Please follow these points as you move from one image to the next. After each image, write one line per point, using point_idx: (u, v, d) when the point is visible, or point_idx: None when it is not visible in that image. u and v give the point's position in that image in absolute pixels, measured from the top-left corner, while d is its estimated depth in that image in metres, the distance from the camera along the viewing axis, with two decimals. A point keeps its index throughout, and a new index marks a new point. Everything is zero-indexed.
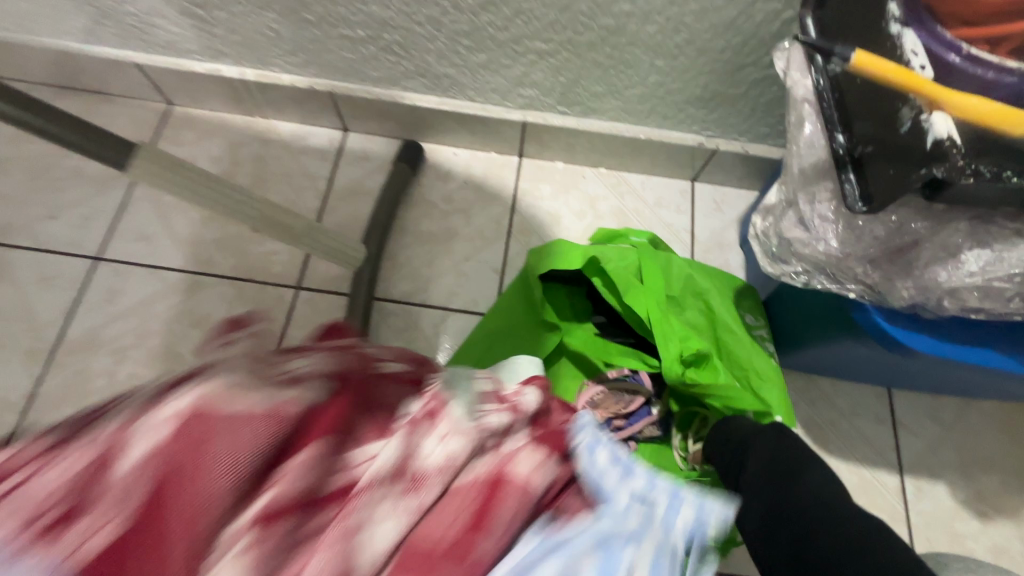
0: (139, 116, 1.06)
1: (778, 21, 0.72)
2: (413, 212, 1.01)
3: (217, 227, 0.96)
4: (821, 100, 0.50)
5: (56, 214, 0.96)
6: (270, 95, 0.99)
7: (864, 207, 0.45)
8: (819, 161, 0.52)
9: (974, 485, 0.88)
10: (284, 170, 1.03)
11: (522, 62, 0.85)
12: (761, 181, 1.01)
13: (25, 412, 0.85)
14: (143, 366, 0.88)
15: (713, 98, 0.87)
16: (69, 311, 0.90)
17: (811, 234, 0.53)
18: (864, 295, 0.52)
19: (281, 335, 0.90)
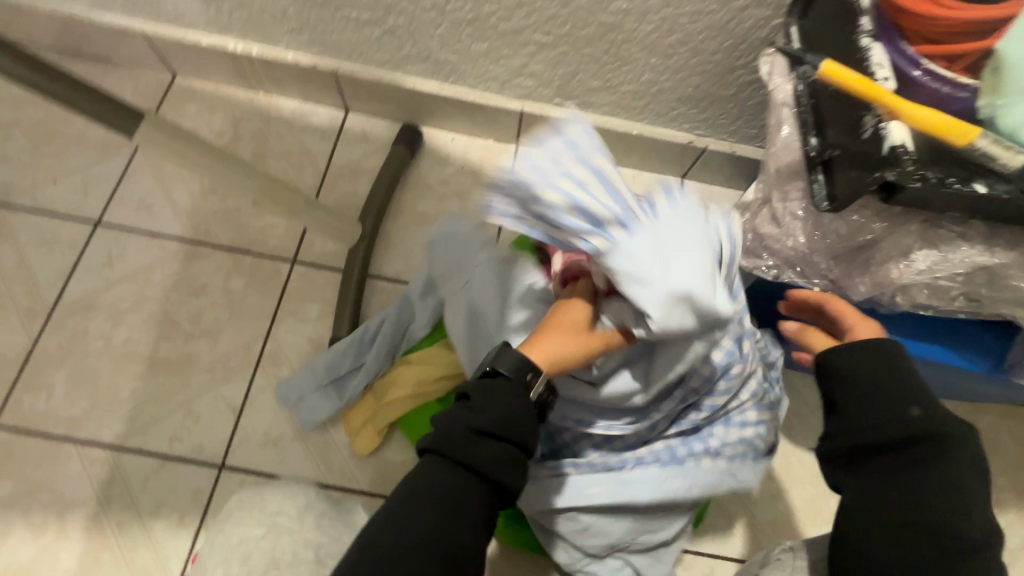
0: (143, 84, 1.07)
1: (768, 26, 0.75)
2: (410, 194, 1.04)
3: (217, 198, 0.98)
4: (798, 104, 0.54)
5: (58, 178, 0.98)
6: (274, 72, 1.01)
7: (828, 205, 0.49)
8: (793, 161, 0.57)
9: None
10: (285, 147, 1.05)
11: (522, 53, 0.88)
12: (747, 182, 1.05)
13: (24, 369, 0.87)
14: (140, 330, 0.90)
15: (704, 98, 0.90)
16: (69, 274, 0.92)
17: (782, 231, 0.58)
18: (826, 291, 0.57)
19: (276, 307, 0.92)
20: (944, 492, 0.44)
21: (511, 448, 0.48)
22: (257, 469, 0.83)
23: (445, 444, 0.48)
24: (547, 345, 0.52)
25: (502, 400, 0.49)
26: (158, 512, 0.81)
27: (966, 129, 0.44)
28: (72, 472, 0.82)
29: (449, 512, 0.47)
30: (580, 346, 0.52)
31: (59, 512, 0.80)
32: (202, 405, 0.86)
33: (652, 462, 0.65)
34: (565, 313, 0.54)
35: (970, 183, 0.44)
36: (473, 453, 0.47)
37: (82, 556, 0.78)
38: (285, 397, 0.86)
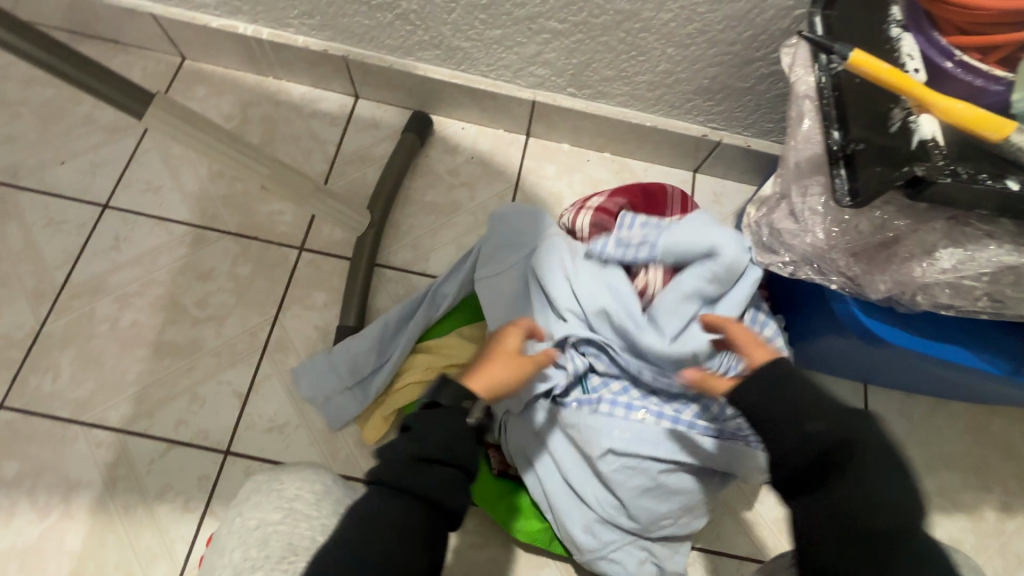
0: (151, 66, 1.06)
1: (789, 17, 0.74)
2: (419, 183, 1.03)
3: (225, 183, 0.97)
4: (822, 96, 0.53)
5: (65, 159, 0.97)
6: (284, 56, 1.00)
7: (850, 201, 0.48)
8: (813, 155, 0.56)
9: (936, 480, 0.92)
10: (294, 132, 1.04)
11: (536, 41, 0.86)
12: (761, 177, 1.03)
13: (30, 350, 0.87)
14: (146, 314, 0.90)
15: (721, 90, 0.88)
16: (76, 255, 0.92)
17: (800, 226, 0.57)
18: (844, 288, 0.55)
19: (282, 293, 0.92)
20: (864, 492, 0.45)
21: (450, 469, 0.54)
22: (261, 455, 0.83)
23: (385, 470, 0.52)
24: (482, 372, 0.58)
25: (440, 425, 0.57)
26: (162, 495, 0.81)
27: (1003, 124, 0.41)
28: (78, 454, 0.82)
29: (399, 538, 0.47)
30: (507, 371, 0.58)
31: (64, 493, 0.80)
32: (208, 391, 0.86)
33: (650, 412, 0.74)
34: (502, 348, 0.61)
35: (1002, 179, 0.43)
36: (415, 476, 0.51)
37: (87, 537, 0.79)
38: (310, 397, 0.84)
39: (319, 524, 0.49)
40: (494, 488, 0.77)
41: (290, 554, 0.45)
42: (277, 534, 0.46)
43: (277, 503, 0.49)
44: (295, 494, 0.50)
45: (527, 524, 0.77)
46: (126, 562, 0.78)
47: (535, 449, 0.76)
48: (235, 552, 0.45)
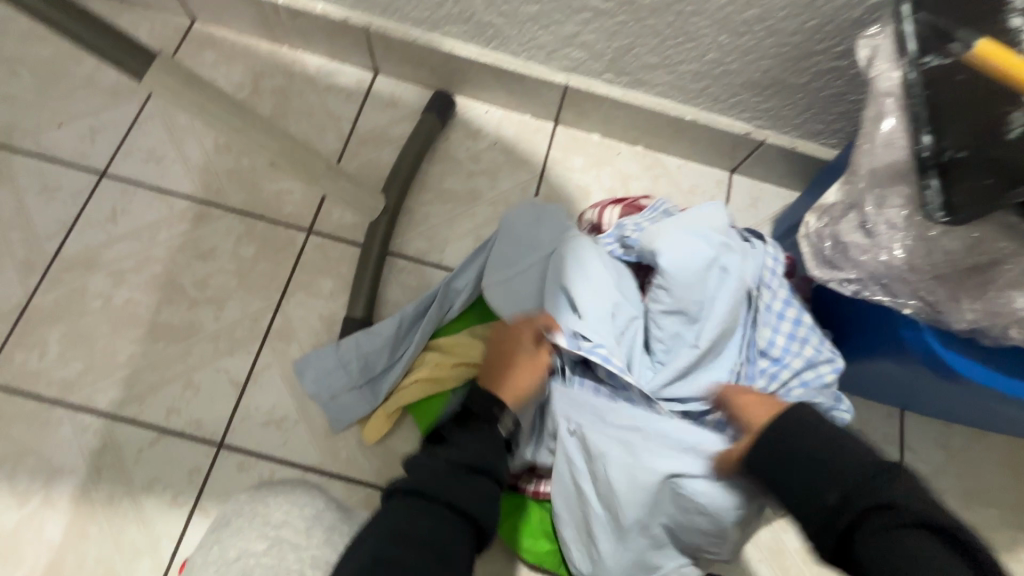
0: (159, 27, 0.99)
1: (862, 7, 0.66)
2: (437, 168, 0.96)
3: (231, 157, 0.91)
4: (907, 94, 0.46)
5: (63, 122, 0.91)
6: (301, 24, 0.93)
7: (945, 217, 0.43)
8: (896, 161, 0.49)
9: (971, 516, 0.87)
10: (308, 106, 0.97)
11: (576, 20, 0.79)
12: (803, 182, 0.96)
13: (17, 324, 0.82)
14: (141, 292, 0.84)
15: (772, 86, 0.81)
16: (70, 225, 0.86)
17: (872, 243, 0.50)
18: (920, 313, 0.50)
19: (287, 278, 0.86)
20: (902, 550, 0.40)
21: (488, 485, 0.49)
22: (256, 451, 0.78)
23: (428, 485, 0.46)
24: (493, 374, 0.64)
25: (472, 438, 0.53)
26: (150, 488, 0.76)
27: None
28: (62, 437, 0.77)
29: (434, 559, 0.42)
30: (531, 376, 0.64)
31: (45, 479, 0.75)
32: (203, 378, 0.81)
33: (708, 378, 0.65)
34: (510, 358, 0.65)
35: None
36: (455, 490, 0.47)
37: (68, 528, 0.74)
38: (314, 394, 0.79)
39: (309, 555, 0.43)
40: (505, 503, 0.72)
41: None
42: (259, 568, 0.41)
43: (261, 531, 0.43)
44: (282, 520, 0.44)
45: (537, 544, 0.71)
46: (108, 556, 0.73)
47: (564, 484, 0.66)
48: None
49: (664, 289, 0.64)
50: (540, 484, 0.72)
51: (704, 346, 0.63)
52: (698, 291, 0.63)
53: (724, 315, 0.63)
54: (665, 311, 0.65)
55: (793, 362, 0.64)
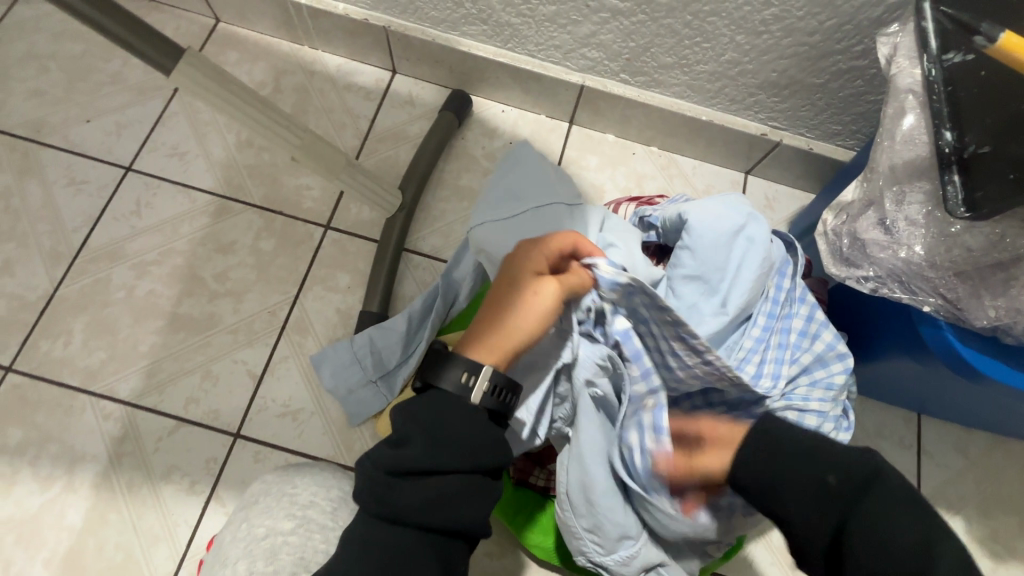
0: (185, 27, 1.02)
1: (881, 6, 0.66)
2: (453, 166, 0.97)
3: (252, 153, 0.93)
4: (929, 91, 0.48)
5: (91, 118, 0.93)
6: (323, 24, 0.95)
7: (966, 212, 0.43)
8: (917, 158, 0.49)
9: (990, 523, 0.85)
10: (327, 104, 0.99)
11: (593, 20, 0.80)
12: (819, 183, 0.96)
13: (42, 313, 0.84)
14: (163, 284, 0.86)
15: (789, 86, 0.81)
16: (96, 218, 0.88)
17: (892, 239, 0.50)
18: (940, 311, 0.49)
19: (305, 272, 0.87)
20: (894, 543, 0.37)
21: (439, 479, 0.42)
22: (272, 442, 0.79)
23: (380, 497, 0.42)
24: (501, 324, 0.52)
25: (450, 413, 0.43)
26: (168, 476, 0.77)
27: None
28: (85, 425, 0.79)
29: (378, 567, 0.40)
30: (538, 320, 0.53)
31: (68, 465, 0.77)
32: (222, 369, 0.82)
33: (734, 352, 0.62)
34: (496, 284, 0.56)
35: None
36: (399, 492, 0.41)
37: (89, 513, 0.75)
38: (332, 389, 0.79)
39: (335, 538, 0.44)
40: (516, 500, 0.73)
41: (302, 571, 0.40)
42: (287, 547, 0.42)
43: (289, 511, 0.44)
44: (310, 501, 0.46)
45: (548, 541, 0.71)
46: (126, 542, 0.74)
47: (595, 480, 0.59)
48: (239, 563, 0.41)
49: (689, 251, 0.61)
50: (551, 479, 0.73)
51: (732, 312, 0.60)
52: (722, 258, 0.61)
53: (752, 282, 0.60)
54: (687, 277, 0.62)
55: (803, 358, 0.63)
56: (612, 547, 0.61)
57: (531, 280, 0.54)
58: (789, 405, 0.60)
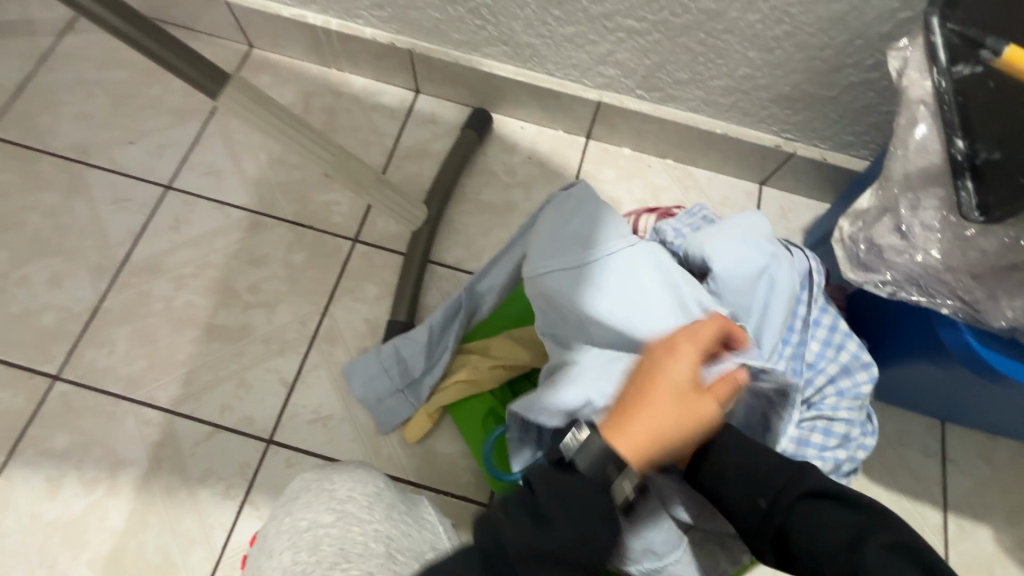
0: (220, 53, 1.08)
1: (889, 21, 0.69)
2: (474, 180, 1.01)
3: (284, 171, 0.97)
4: (938, 101, 0.50)
5: (133, 140, 0.99)
6: (350, 48, 1.00)
7: (979, 216, 0.46)
8: (930, 166, 0.51)
9: (1019, 532, 0.84)
10: (354, 124, 1.04)
11: (610, 40, 0.83)
12: (833, 192, 0.97)
13: (87, 324, 0.88)
14: (200, 296, 0.90)
15: (801, 99, 0.84)
16: (137, 234, 0.93)
17: (907, 244, 0.52)
18: (958, 313, 0.50)
19: (334, 284, 0.91)
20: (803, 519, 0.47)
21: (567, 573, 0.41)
22: (304, 447, 0.82)
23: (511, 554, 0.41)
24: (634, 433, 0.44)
25: (581, 498, 0.43)
26: (205, 479, 0.80)
27: None
28: (127, 430, 0.82)
29: None
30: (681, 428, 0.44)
31: (110, 469, 0.81)
32: (255, 377, 0.85)
33: None
34: (645, 365, 0.47)
35: None
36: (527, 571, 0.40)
37: (130, 515, 0.78)
38: (362, 397, 0.83)
39: (373, 530, 0.45)
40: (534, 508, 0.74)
41: (342, 560, 0.42)
42: (328, 538, 0.44)
43: (329, 505, 0.47)
44: (347, 496, 0.47)
45: None
46: (165, 544, 0.77)
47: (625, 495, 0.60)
48: (285, 555, 0.44)
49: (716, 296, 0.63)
50: None
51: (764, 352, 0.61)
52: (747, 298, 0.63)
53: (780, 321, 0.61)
54: None
55: (827, 368, 0.64)
56: (638, 558, 0.62)
57: (683, 382, 0.45)
58: (816, 414, 0.62)
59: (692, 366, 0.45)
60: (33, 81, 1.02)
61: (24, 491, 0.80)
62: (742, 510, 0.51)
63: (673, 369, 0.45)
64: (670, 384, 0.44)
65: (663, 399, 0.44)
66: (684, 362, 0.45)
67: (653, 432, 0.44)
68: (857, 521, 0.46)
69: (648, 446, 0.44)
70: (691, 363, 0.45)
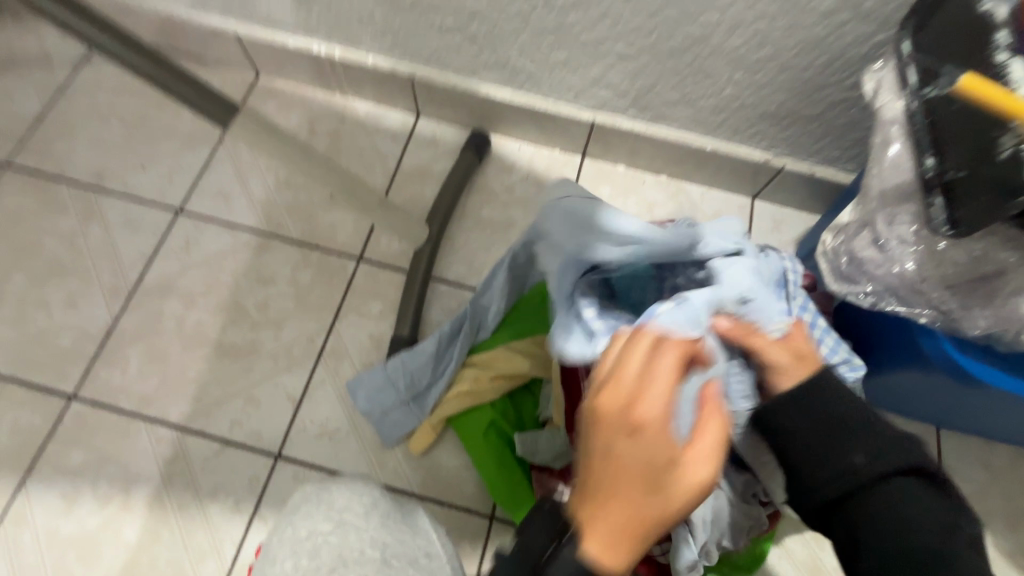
0: (229, 82, 1.12)
1: (868, 43, 0.72)
2: (474, 199, 1.04)
3: (290, 193, 1.01)
4: (910, 121, 0.52)
5: (146, 166, 1.03)
6: (354, 75, 1.04)
7: (949, 230, 0.48)
8: (903, 183, 0.54)
9: (1019, 537, 0.85)
10: (358, 147, 1.07)
11: (602, 64, 0.87)
12: (824, 204, 1.00)
13: (102, 344, 0.91)
14: (210, 315, 0.93)
15: (788, 116, 0.87)
16: (150, 256, 0.97)
17: (885, 257, 0.55)
18: (935, 322, 0.53)
19: (339, 302, 0.94)
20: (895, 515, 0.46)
21: None
22: (311, 461, 0.84)
23: None
24: (608, 532, 0.38)
25: None
26: (215, 494, 0.82)
27: None
28: (139, 447, 0.85)
29: None
30: (658, 510, 0.39)
31: (123, 485, 0.83)
32: (264, 393, 0.88)
33: None
34: (597, 446, 0.40)
35: None
36: None
37: (143, 530, 0.81)
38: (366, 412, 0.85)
39: (368, 537, 0.48)
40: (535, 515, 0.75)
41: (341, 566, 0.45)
42: (327, 546, 0.47)
43: (327, 514, 0.49)
44: (345, 506, 0.50)
45: None
46: (177, 558, 0.79)
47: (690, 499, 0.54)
48: (287, 562, 0.46)
49: None
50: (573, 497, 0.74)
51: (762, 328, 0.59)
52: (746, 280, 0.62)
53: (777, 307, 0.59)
54: None
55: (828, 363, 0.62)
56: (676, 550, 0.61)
57: (643, 457, 0.39)
58: None
59: (650, 432, 0.40)
60: (51, 113, 1.07)
61: (41, 508, 0.82)
62: (827, 489, 0.48)
63: (625, 446, 0.39)
64: (629, 464, 0.39)
65: (626, 485, 0.39)
66: (639, 434, 0.39)
67: (628, 525, 0.38)
68: (938, 507, 0.46)
69: (629, 542, 0.38)
70: (647, 432, 0.39)
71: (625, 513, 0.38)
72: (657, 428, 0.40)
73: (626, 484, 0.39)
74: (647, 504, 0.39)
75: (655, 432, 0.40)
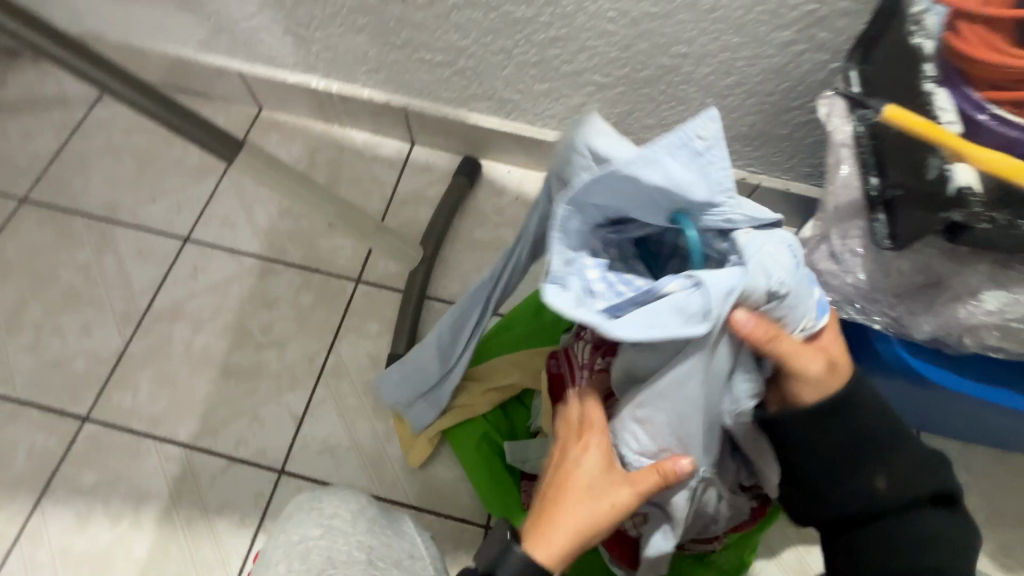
0: (234, 117, 1.19)
1: (826, 70, 0.77)
2: (467, 221, 1.09)
3: (292, 220, 1.06)
4: (857, 144, 0.58)
5: (156, 198, 1.09)
6: (351, 107, 1.10)
7: (889, 243, 0.52)
8: (852, 200, 0.58)
9: (1001, 537, 0.88)
10: (356, 175, 1.13)
11: (582, 93, 0.92)
12: (801, 219, 1.04)
13: (114, 368, 0.96)
14: (217, 338, 0.98)
15: (759, 137, 0.92)
16: (159, 283, 1.02)
17: (840, 268, 0.58)
18: (887, 328, 0.57)
19: (339, 322, 0.98)
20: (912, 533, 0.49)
21: None
22: (313, 475, 0.88)
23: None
24: (557, 527, 0.51)
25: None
26: (222, 509, 0.86)
27: None
28: (149, 466, 0.89)
29: None
30: (599, 513, 0.51)
31: (134, 503, 0.87)
32: (268, 412, 0.92)
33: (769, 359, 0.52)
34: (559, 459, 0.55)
35: None
36: None
37: (153, 546, 0.84)
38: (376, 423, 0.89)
39: (355, 540, 0.51)
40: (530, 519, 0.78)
41: (329, 567, 0.48)
42: (317, 549, 0.50)
43: (317, 520, 0.53)
44: (334, 512, 0.54)
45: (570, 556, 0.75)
46: (186, 572, 0.83)
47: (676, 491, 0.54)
48: (280, 565, 0.49)
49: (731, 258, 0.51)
50: None
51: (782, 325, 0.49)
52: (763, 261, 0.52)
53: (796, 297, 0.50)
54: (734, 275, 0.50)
55: None
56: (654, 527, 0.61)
57: (588, 468, 0.52)
58: None
59: (596, 449, 0.53)
60: (67, 150, 1.13)
61: (57, 526, 0.86)
62: (848, 506, 0.50)
63: (577, 459, 0.53)
64: (579, 473, 0.52)
65: (575, 490, 0.52)
66: (587, 451, 0.53)
67: (571, 523, 0.51)
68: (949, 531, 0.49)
69: (572, 534, 0.50)
70: (592, 449, 0.53)
71: (571, 511, 0.51)
72: (600, 448, 0.53)
73: (574, 489, 0.52)
74: (588, 507, 0.51)
75: (598, 450, 0.53)
